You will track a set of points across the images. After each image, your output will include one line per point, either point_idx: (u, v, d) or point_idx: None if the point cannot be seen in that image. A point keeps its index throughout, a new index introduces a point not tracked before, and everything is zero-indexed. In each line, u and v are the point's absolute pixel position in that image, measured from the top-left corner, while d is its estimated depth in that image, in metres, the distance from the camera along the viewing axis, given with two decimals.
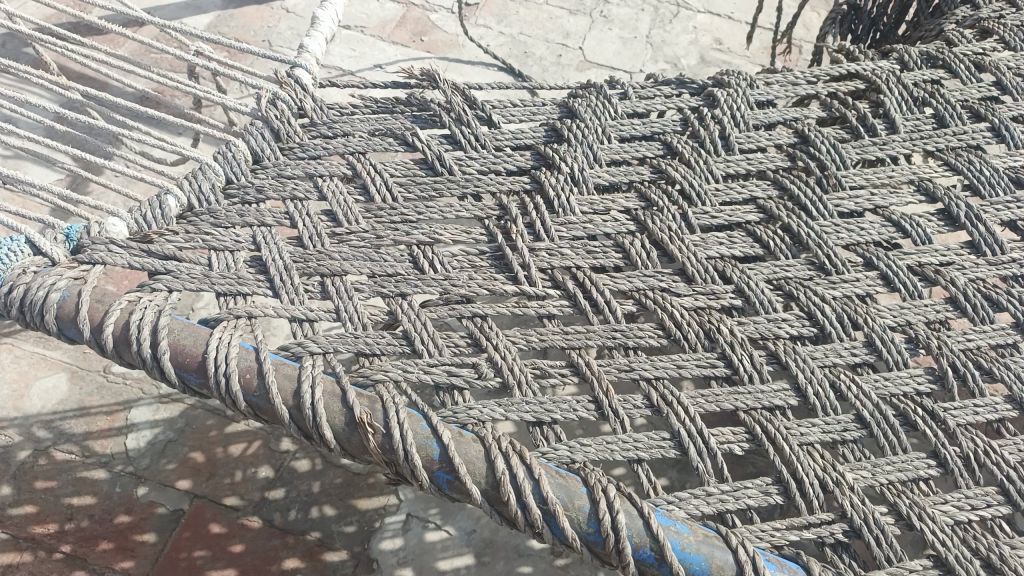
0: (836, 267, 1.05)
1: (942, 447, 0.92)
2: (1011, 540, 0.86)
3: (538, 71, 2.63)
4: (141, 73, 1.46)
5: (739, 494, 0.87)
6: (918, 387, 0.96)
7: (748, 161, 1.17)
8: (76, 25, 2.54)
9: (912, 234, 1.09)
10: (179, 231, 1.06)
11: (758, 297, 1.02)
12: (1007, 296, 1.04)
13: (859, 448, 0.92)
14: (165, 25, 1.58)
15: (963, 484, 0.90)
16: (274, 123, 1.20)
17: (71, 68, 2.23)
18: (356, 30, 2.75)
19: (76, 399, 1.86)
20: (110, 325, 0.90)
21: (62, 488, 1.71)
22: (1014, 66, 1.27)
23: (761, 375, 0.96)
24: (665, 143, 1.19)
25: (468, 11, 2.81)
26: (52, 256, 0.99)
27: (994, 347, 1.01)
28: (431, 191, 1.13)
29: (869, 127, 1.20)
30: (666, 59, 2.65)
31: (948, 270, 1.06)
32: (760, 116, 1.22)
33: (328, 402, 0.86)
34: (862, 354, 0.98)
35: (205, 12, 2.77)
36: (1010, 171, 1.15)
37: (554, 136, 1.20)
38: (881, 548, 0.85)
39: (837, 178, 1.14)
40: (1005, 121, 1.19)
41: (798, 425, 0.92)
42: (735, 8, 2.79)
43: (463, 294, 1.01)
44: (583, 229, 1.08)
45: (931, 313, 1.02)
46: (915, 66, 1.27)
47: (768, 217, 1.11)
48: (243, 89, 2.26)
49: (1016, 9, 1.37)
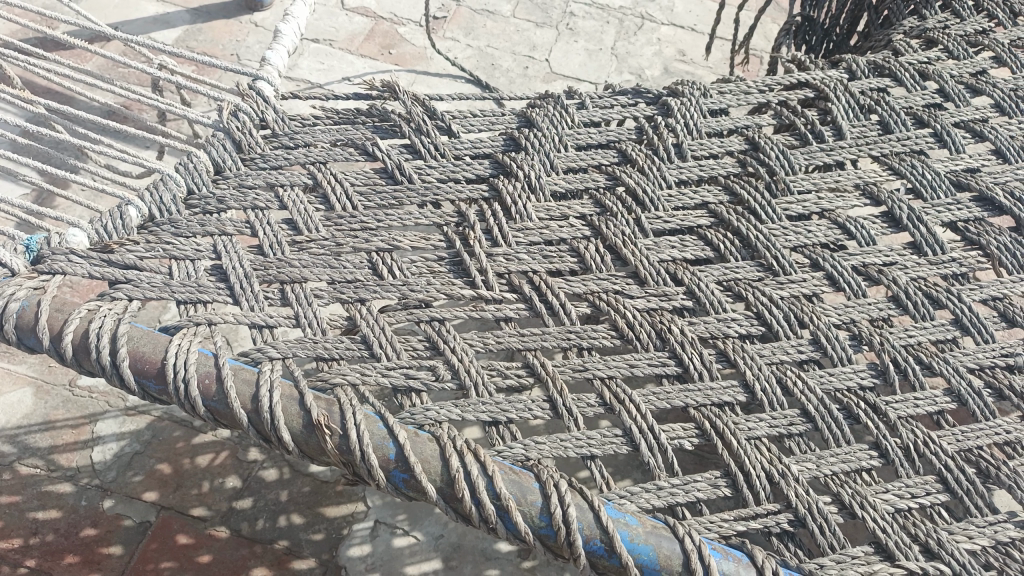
0: (784, 268, 1.09)
1: (883, 439, 0.95)
2: (949, 526, 0.90)
3: (505, 83, 2.68)
4: (103, 86, 1.47)
5: (688, 488, 0.90)
6: (861, 382, 0.99)
7: (700, 167, 1.20)
8: (42, 41, 2.55)
9: (858, 235, 1.13)
10: (140, 240, 1.08)
11: (708, 298, 1.05)
12: (947, 293, 1.08)
13: (805, 441, 0.96)
14: (128, 40, 1.58)
15: (904, 474, 0.94)
16: (236, 135, 1.22)
17: (36, 83, 2.24)
18: (324, 44, 2.77)
19: (42, 413, 1.85)
20: (69, 334, 0.91)
21: (28, 502, 1.70)
22: (957, 74, 1.32)
23: (711, 373, 0.99)
24: (620, 150, 1.22)
25: (436, 25, 2.84)
26: (11, 267, 0.99)
27: (935, 342, 1.05)
28: (391, 200, 1.15)
29: (817, 134, 1.24)
30: (630, 71, 2.70)
31: (891, 269, 1.10)
32: (712, 123, 1.25)
33: (286, 406, 0.88)
34: (808, 351, 1.02)
35: (173, 25, 2.79)
36: (952, 174, 1.20)
37: (512, 145, 1.22)
38: (825, 537, 0.88)
39: (785, 183, 1.18)
40: (946, 127, 1.24)
41: (746, 420, 0.95)
42: (697, 20, 2.85)
43: (421, 299, 1.03)
44: (539, 235, 1.11)
45: (874, 311, 1.06)
46: (862, 75, 1.32)
47: (719, 221, 1.14)
48: (210, 103, 2.28)
49: (960, 19, 1.42)
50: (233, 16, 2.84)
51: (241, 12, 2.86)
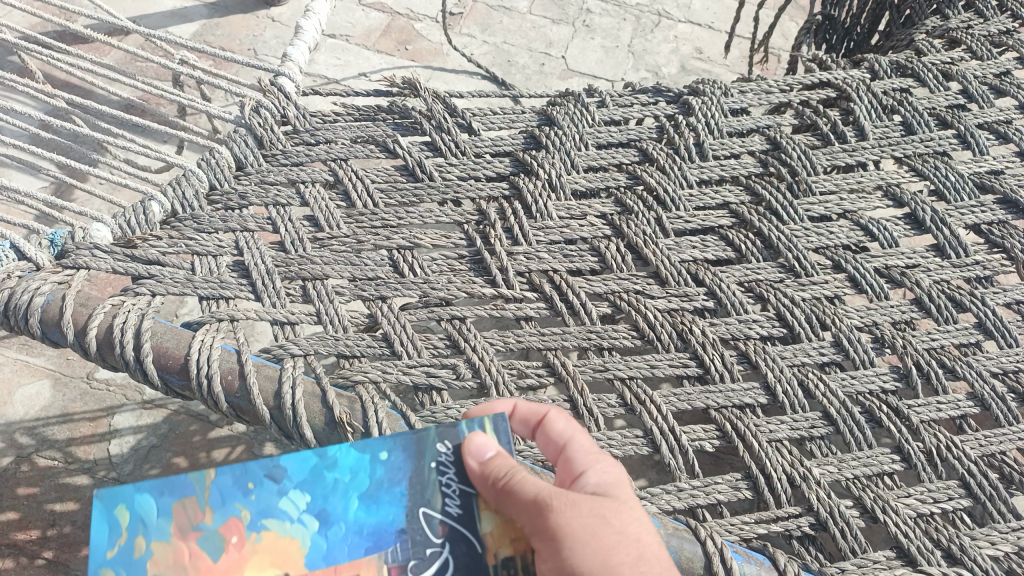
0: (806, 269, 1.08)
1: (906, 442, 0.95)
2: (971, 532, 0.90)
3: (521, 80, 2.68)
4: (124, 80, 1.47)
5: (709, 490, 0.91)
6: (883, 385, 0.99)
7: (721, 167, 1.19)
8: (62, 35, 2.57)
9: (880, 237, 1.12)
10: (163, 236, 1.08)
11: (729, 298, 1.05)
12: (970, 296, 1.07)
13: (826, 445, 0.95)
14: (148, 35, 1.59)
15: (926, 478, 0.93)
16: (258, 131, 1.22)
17: (57, 78, 2.26)
18: (341, 39, 2.78)
19: (60, 405, 1.87)
20: (93, 329, 0.92)
21: (46, 494, 1.71)
22: (981, 75, 1.30)
23: (732, 374, 0.99)
24: (641, 149, 1.22)
25: (453, 21, 2.84)
26: (36, 260, 1.01)
27: (957, 346, 1.04)
28: (411, 197, 1.15)
29: (839, 135, 1.23)
30: (647, 68, 2.70)
31: (914, 271, 1.09)
32: (733, 123, 1.25)
33: (308, 402, 0.88)
34: (829, 353, 1.01)
35: (191, 20, 2.79)
36: (975, 176, 1.19)
37: (533, 143, 1.22)
38: (846, 540, 0.88)
39: (807, 184, 1.17)
40: (970, 129, 1.23)
41: (767, 422, 0.95)
42: (715, 18, 2.83)
43: (442, 297, 1.03)
44: (560, 233, 1.11)
45: (897, 314, 1.05)
46: (884, 75, 1.31)
47: (740, 221, 1.14)
48: (228, 97, 2.30)
49: (983, 19, 1.40)
50: (251, 10, 2.84)
51: (258, 6, 2.86)
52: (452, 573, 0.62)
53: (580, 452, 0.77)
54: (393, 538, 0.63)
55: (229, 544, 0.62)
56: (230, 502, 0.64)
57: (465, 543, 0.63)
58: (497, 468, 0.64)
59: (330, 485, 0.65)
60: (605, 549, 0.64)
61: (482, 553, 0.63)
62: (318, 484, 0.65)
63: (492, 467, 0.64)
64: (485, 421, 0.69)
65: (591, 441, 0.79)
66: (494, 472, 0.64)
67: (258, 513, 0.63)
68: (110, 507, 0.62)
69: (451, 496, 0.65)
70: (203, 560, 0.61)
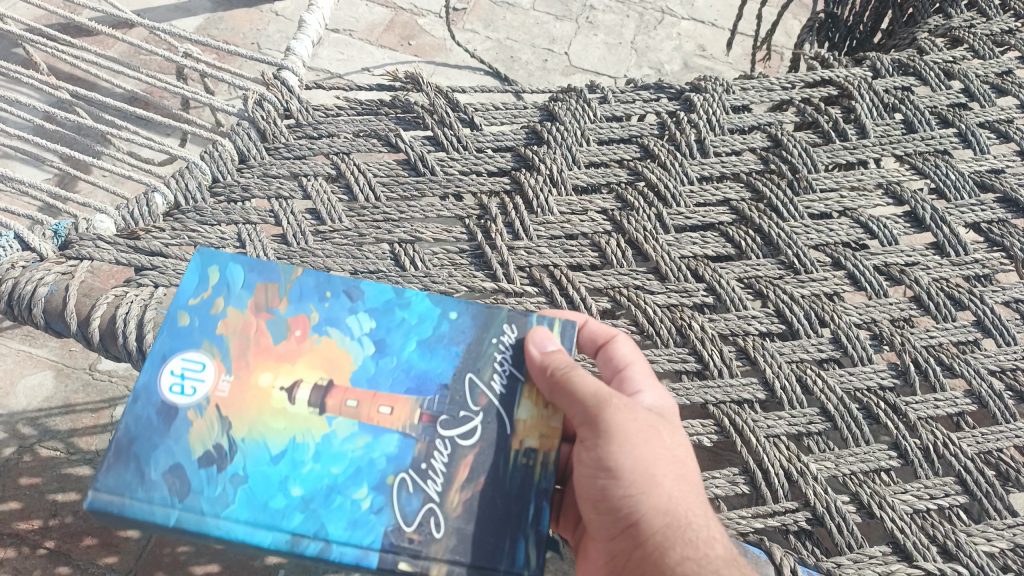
0: (806, 266, 1.08)
1: (903, 439, 0.95)
2: (967, 528, 0.91)
3: (524, 76, 2.68)
4: (128, 73, 1.47)
5: (708, 484, 0.91)
6: (881, 382, 0.99)
7: (722, 164, 1.20)
8: (66, 27, 2.57)
9: (880, 235, 1.12)
10: (166, 227, 1.09)
11: (729, 294, 1.05)
12: (969, 294, 1.07)
13: (823, 440, 0.96)
14: (152, 27, 1.59)
15: (922, 475, 0.94)
16: (261, 124, 1.22)
17: (62, 70, 2.27)
18: (344, 33, 2.78)
19: (62, 396, 1.88)
20: (96, 319, 0.93)
21: (47, 484, 1.72)
22: (983, 74, 1.31)
23: (730, 370, 1.00)
24: (643, 145, 1.22)
25: (456, 16, 2.84)
26: (40, 251, 1.02)
27: (956, 343, 1.04)
28: (413, 191, 1.16)
29: (841, 132, 1.23)
30: (650, 65, 2.70)
31: (913, 269, 1.09)
32: (735, 120, 1.25)
33: None
34: (828, 350, 1.02)
35: (195, 14, 2.80)
36: (976, 175, 1.19)
37: (535, 138, 1.22)
38: (842, 535, 0.89)
39: (808, 181, 1.17)
40: (971, 127, 1.23)
41: (765, 418, 0.96)
42: (718, 15, 2.84)
43: (443, 291, 1.04)
44: (560, 228, 1.11)
45: (896, 311, 1.05)
46: (886, 73, 1.31)
47: (741, 218, 1.14)
48: (231, 91, 2.30)
49: (986, 18, 1.40)
50: (254, 4, 2.84)
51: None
52: (477, 436, 0.80)
53: (638, 375, 0.91)
54: (435, 388, 0.81)
55: (293, 334, 0.81)
56: (304, 302, 0.84)
57: (498, 411, 0.81)
58: (557, 364, 0.79)
59: (396, 321, 0.85)
60: (646, 446, 0.79)
61: (510, 435, 0.80)
62: (384, 319, 0.84)
63: (551, 359, 0.80)
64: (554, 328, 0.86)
65: (648, 369, 0.93)
66: (553, 367, 0.79)
67: (324, 320, 0.83)
68: (210, 269, 0.84)
69: (498, 374, 0.83)
70: (266, 336, 0.81)
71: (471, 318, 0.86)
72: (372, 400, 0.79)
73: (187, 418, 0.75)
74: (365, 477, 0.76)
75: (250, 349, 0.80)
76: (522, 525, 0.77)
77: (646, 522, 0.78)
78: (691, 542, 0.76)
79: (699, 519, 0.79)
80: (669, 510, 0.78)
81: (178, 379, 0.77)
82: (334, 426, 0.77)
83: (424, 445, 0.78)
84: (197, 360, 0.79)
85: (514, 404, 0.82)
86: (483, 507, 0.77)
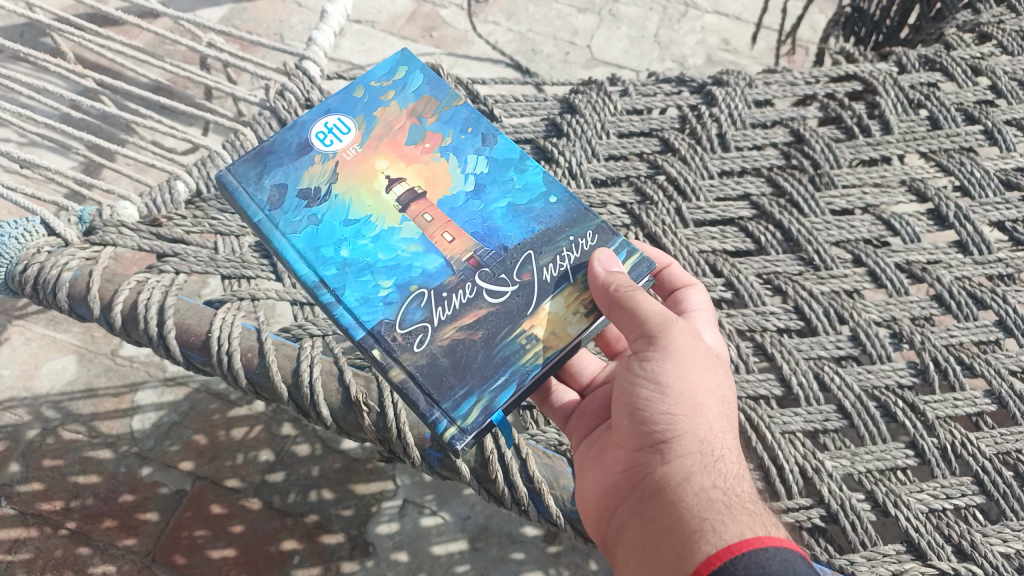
0: (826, 262, 1.07)
1: (920, 438, 0.94)
2: (983, 528, 0.90)
3: (546, 69, 2.68)
4: (152, 61, 1.49)
5: None
6: (899, 380, 0.98)
7: (743, 158, 1.19)
8: (93, 17, 2.61)
9: (902, 232, 1.10)
10: (188, 215, 1.11)
11: (747, 289, 1.05)
12: (991, 294, 1.06)
13: (839, 438, 0.95)
14: (177, 17, 1.61)
15: (940, 474, 0.93)
16: (282, 114, 1.23)
17: (89, 59, 2.29)
18: (365, 24, 2.76)
19: (85, 380, 1.90)
20: (119, 304, 0.94)
21: (70, 467, 1.75)
22: (1011, 71, 1.29)
23: (747, 365, 0.99)
24: (663, 139, 1.21)
25: (478, 8, 2.84)
26: (65, 237, 1.02)
27: (977, 343, 1.03)
28: None
29: (864, 128, 1.22)
30: (673, 59, 2.69)
31: (935, 267, 1.08)
32: (756, 115, 1.24)
33: (326, 381, 0.90)
34: (846, 347, 1.01)
35: (218, 4, 2.81)
36: (1001, 173, 1.17)
37: (554, 131, 1.22)
38: (857, 533, 0.88)
39: (829, 177, 1.16)
40: (998, 124, 1.21)
41: (781, 414, 0.95)
42: (742, 9, 2.82)
43: None
44: None
45: (916, 310, 1.04)
46: (911, 69, 1.29)
47: (761, 213, 1.13)
48: (254, 81, 2.32)
49: (1016, 14, 1.38)
50: None
51: None
52: (497, 300, 0.80)
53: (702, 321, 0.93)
54: (496, 244, 0.84)
55: (422, 145, 0.93)
56: (447, 127, 0.95)
57: (532, 293, 0.81)
58: (621, 282, 0.79)
59: (505, 175, 0.91)
60: (695, 376, 0.80)
61: (528, 314, 0.80)
62: (496, 171, 0.91)
63: (614, 278, 0.80)
64: (630, 258, 0.85)
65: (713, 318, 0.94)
66: (617, 285, 0.78)
67: (450, 147, 0.93)
68: (402, 68, 1.01)
69: (553, 266, 0.83)
70: (402, 137, 0.93)
71: (564, 209, 0.88)
72: (443, 224, 0.85)
73: (314, 158, 0.91)
74: (396, 273, 0.82)
75: (384, 139, 0.93)
76: (487, 381, 0.76)
77: (681, 444, 0.77)
78: (720, 473, 0.75)
79: (731, 457, 0.78)
80: (706, 440, 0.78)
81: (329, 129, 0.93)
82: (402, 225, 0.85)
83: (455, 279, 0.81)
84: (348, 127, 0.93)
85: (548, 294, 0.81)
86: (465, 355, 0.77)
